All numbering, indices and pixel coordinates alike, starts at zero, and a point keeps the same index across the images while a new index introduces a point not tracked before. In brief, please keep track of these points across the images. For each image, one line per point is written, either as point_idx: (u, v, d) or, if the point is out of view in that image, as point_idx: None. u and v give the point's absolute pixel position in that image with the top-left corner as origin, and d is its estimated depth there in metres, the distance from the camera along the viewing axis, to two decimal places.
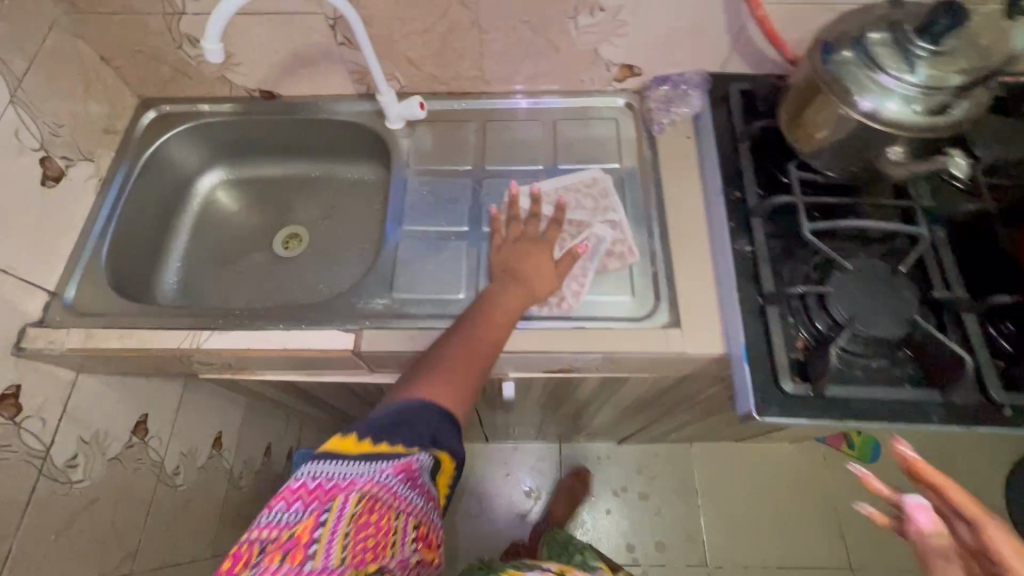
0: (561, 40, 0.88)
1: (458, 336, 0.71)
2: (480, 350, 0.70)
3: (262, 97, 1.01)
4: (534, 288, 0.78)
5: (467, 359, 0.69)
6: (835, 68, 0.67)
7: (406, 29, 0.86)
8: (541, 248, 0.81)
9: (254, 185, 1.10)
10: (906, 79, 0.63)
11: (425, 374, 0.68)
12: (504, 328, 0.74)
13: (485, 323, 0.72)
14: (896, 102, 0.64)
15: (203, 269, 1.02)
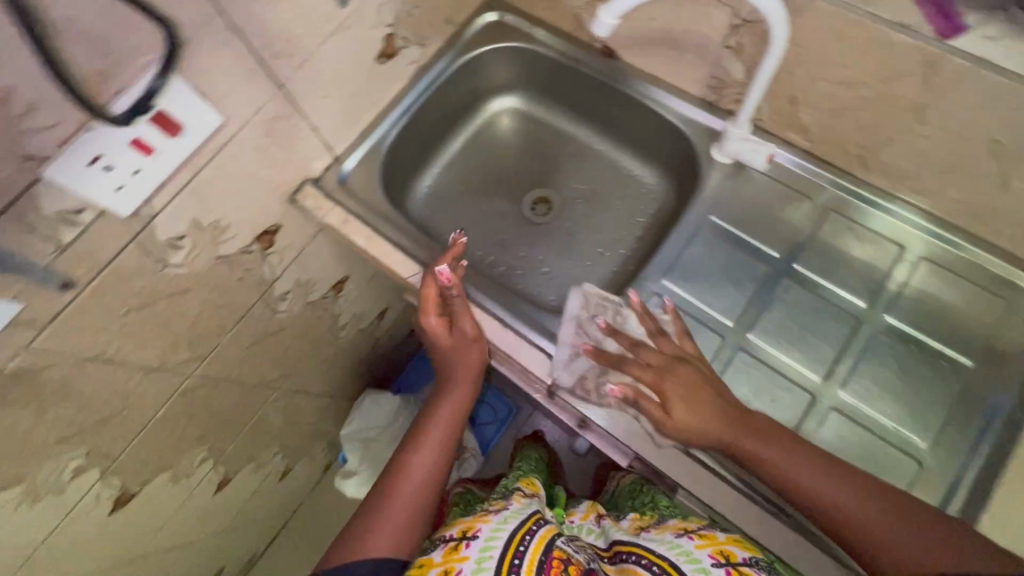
0: (1021, 180, 0.60)
1: (412, 447, 0.69)
2: (429, 466, 0.67)
3: (601, 51, 0.88)
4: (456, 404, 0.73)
5: (417, 483, 0.66)
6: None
7: (821, 68, 0.65)
8: (444, 335, 0.74)
9: (537, 127, 1.02)
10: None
11: (363, 510, 0.64)
12: (438, 431, 0.71)
13: (415, 430, 0.71)
14: None
15: (455, 190, 1.00)
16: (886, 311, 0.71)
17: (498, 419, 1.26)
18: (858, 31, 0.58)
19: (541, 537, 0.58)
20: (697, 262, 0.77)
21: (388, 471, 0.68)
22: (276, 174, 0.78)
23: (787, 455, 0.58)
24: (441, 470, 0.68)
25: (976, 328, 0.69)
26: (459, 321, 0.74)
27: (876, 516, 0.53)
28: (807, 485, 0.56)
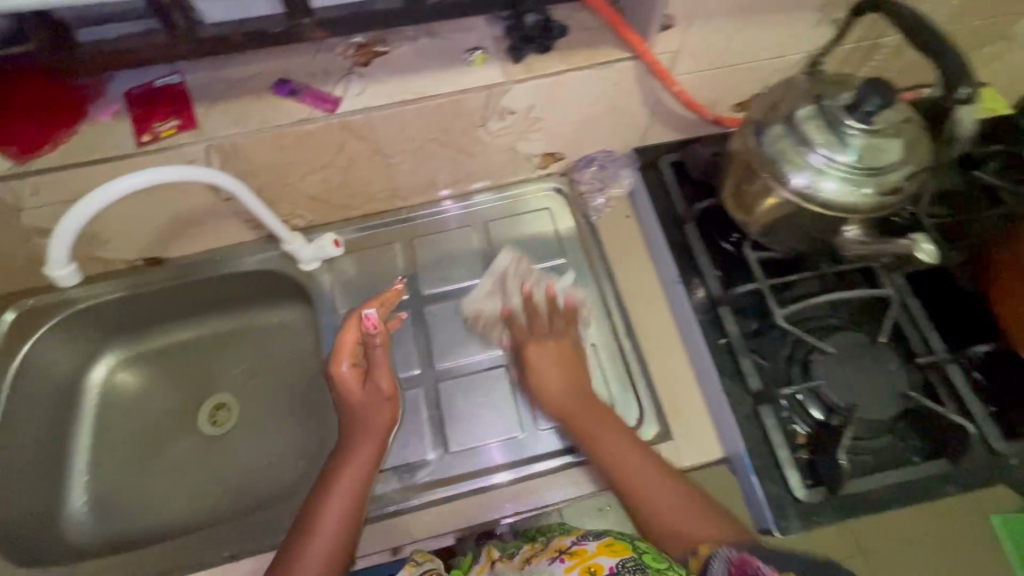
0: (472, 146, 0.80)
1: (331, 486, 0.65)
2: (336, 545, 0.60)
3: (147, 264, 0.86)
4: (358, 467, 0.67)
5: (335, 528, 0.61)
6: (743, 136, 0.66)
7: (298, 170, 0.75)
8: (354, 390, 0.73)
9: (161, 358, 0.95)
10: (845, 162, 0.58)
11: (293, 540, 0.61)
12: (353, 481, 0.65)
13: (325, 480, 0.66)
14: (831, 180, 0.59)
15: (120, 477, 0.86)
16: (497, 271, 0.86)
17: None
18: (285, 137, 0.68)
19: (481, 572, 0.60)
20: None
21: (299, 528, 0.62)
22: None
23: (543, 365, 0.74)
24: (351, 543, 0.62)
25: (549, 237, 0.88)
26: (374, 373, 0.74)
27: (635, 474, 0.63)
28: (627, 471, 0.63)
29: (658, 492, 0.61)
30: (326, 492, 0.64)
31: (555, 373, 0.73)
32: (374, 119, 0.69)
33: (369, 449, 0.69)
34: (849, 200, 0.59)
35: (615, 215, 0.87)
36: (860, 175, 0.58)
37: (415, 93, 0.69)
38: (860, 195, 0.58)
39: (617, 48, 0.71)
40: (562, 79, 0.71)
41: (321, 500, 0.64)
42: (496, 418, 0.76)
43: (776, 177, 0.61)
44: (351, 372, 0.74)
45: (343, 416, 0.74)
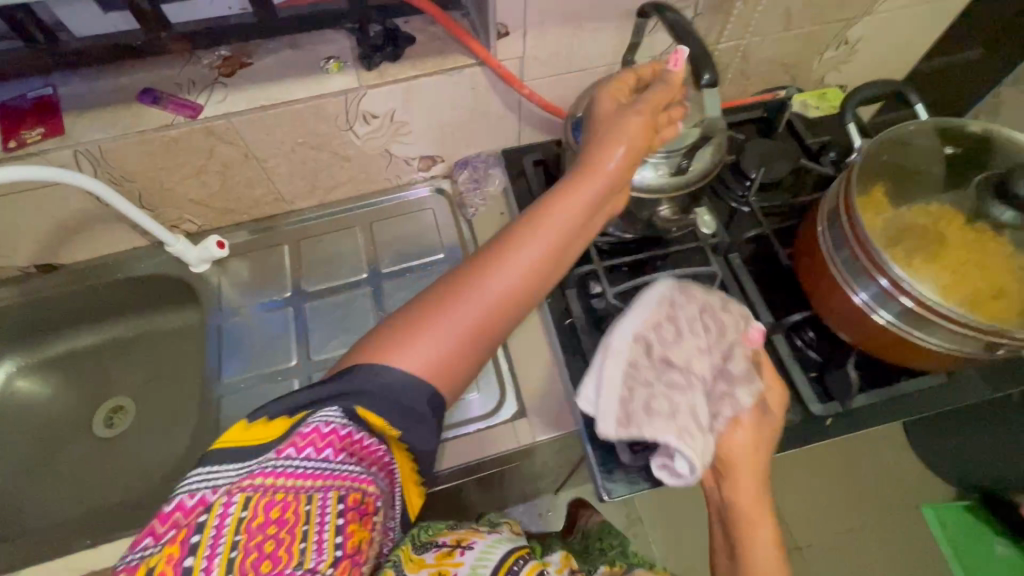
0: (345, 149, 0.85)
1: (522, 228, 0.54)
2: (444, 348, 0.51)
3: (40, 271, 0.89)
4: (540, 255, 0.53)
5: (470, 306, 0.51)
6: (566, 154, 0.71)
7: (172, 174, 0.79)
8: (610, 107, 0.58)
9: (60, 364, 0.97)
10: (659, 151, 0.63)
11: (402, 316, 0.52)
12: (553, 233, 0.54)
13: (543, 204, 0.54)
14: (648, 168, 0.64)
15: (10, 480, 0.88)
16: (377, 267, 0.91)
17: None
18: (150, 143, 0.73)
19: (531, 567, 0.66)
20: (240, 345, 0.86)
21: (422, 297, 0.53)
22: None
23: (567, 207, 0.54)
24: (466, 356, 0.52)
25: (430, 234, 0.94)
26: (611, 141, 0.55)
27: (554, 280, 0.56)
28: (760, 523, 0.61)
29: (749, 504, 0.62)
30: (507, 249, 0.53)
31: (768, 377, 0.66)
32: (236, 124, 0.75)
33: (550, 233, 0.53)
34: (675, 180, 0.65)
35: (489, 211, 0.92)
36: (672, 155, 0.63)
37: (274, 99, 0.75)
38: (677, 175, 0.64)
39: (464, 56, 0.78)
40: (413, 84, 0.77)
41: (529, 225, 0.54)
42: None
43: None
44: (642, 130, 0.56)
45: (597, 147, 0.56)
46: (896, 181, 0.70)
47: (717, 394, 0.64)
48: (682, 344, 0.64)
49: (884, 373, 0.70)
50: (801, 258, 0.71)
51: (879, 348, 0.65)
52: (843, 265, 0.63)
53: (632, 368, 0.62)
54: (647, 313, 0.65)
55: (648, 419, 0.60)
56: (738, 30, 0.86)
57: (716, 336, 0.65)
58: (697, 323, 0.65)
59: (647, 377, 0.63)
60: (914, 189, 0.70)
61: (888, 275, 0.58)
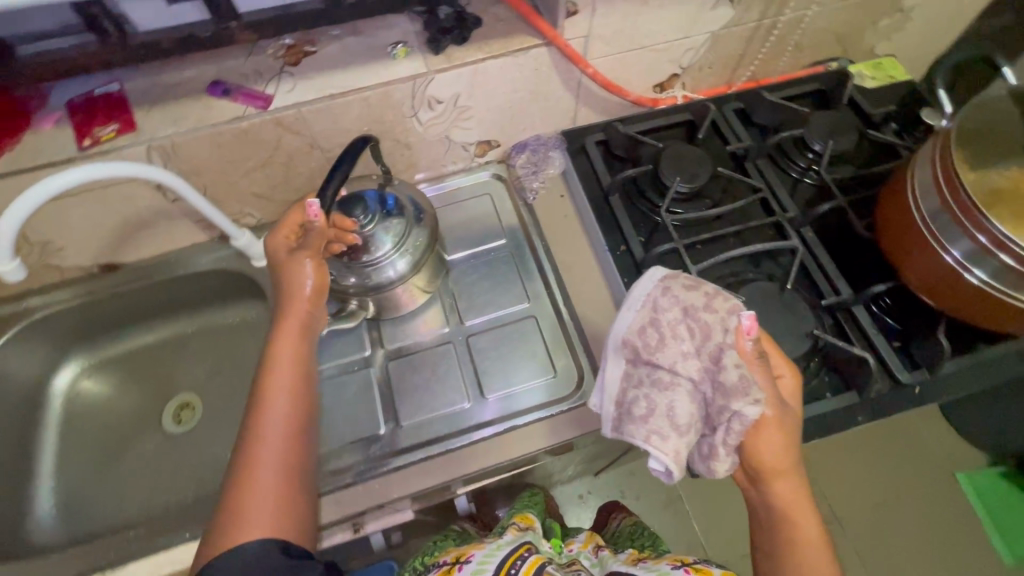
0: (406, 136, 0.85)
1: (273, 381, 0.61)
2: (282, 493, 0.55)
3: (102, 271, 0.88)
4: (289, 390, 0.60)
5: (274, 453, 0.57)
6: (349, 267, 0.75)
7: (239, 167, 0.79)
8: (284, 248, 0.68)
9: (123, 362, 0.97)
10: (392, 247, 0.76)
11: (237, 460, 0.57)
12: (297, 368, 0.63)
13: (273, 348, 0.63)
14: (399, 262, 0.76)
15: (85, 478, 0.89)
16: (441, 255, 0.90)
17: None
18: (222, 136, 0.73)
19: (530, 564, 0.66)
20: None
21: (240, 460, 0.57)
22: None
23: (292, 359, 0.63)
24: (301, 503, 0.56)
25: (489, 220, 0.93)
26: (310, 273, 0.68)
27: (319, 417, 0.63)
28: (800, 513, 0.58)
29: (778, 496, 0.59)
30: (262, 404, 0.59)
31: (760, 378, 0.58)
32: (306, 113, 0.74)
33: (282, 375, 0.61)
34: (422, 256, 0.77)
35: (550, 193, 0.92)
36: (402, 242, 0.76)
37: (343, 87, 0.74)
38: (416, 255, 0.77)
39: (529, 36, 0.77)
40: (479, 67, 0.77)
41: (266, 382, 0.61)
42: (445, 389, 0.80)
43: (381, 289, 0.77)
44: (313, 267, 0.68)
45: (281, 301, 0.67)
46: (986, 141, 0.68)
47: (720, 411, 0.58)
48: (666, 349, 0.61)
49: (966, 339, 0.71)
50: (886, 224, 0.71)
51: (969, 311, 0.65)
52: (938, 226, 0.64)
53: (628, 372, 0.64)
54: (633, 315, 0.64)
55: (630, 422, 0.62)
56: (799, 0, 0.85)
57: (700, 340, 0.60)
58: (679, 326, 0.62)
59: (643, 377, 0.63)
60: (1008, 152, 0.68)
61: (984, 231, 0.59)
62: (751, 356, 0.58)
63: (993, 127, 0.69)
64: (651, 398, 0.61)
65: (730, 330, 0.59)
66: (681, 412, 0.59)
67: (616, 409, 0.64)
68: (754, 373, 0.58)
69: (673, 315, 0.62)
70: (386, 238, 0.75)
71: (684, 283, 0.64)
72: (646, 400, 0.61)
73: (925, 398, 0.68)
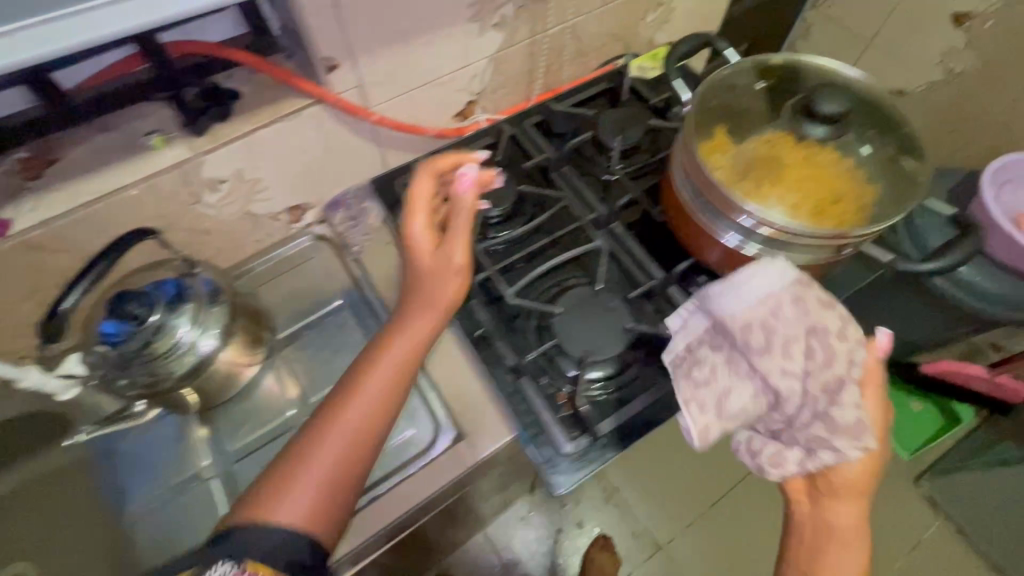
0: (199, 223, 0.79)
1: (370, 375, 0.60)
2: (326, 504, 0.54)
3: None
4: (390, 376, 0.61)
5: (338, 442, 0.56)
6: (143, 364, 0.69)
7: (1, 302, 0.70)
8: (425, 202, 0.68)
9: None
10: (191, 328, 0.71)
11: (302, 438, 0.57)
12: (402, 370, 0.61)
13: (376, 352, 0.63)
14: (205, 337, 0.72)
15: None
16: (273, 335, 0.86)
17: None
18: None
19: None
20: (137, 460, 0.78)
21: (294, 450, 0.56)
22: None
23: (399, 364, 0.61)
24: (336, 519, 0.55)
25: (321, 284, 0.90)
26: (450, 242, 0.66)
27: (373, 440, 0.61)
28: (838, 543, 0.57)
29: (830, 510, 0.59)
30: (346, 395, 0.59)
31: (873, 406, 0.60)
32: (60, 228, 0.67)
33: (424, 309, 0.65)
34: (226, 324, 0.74)
35: (375, 244, 0.90)
36: (200, 318, 0.72)
37: (97, 193, 0.68)
38: (221, 321, 0.73)
39: (296, 97, 0.74)
40: (250, 139, 0.73)
41: (360, 377, 0.60)
42: None
43: (199, 369, 0.72)
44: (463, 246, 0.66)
45: (417, 273, 0.67)
46: (729, 124, 0.75)
47: (813, 440, 0.59)
48: (767, 355, 0.59)
49: None
50: (669, 211, 0.76)
51: None
52: (709, 214, 0.69)
53: (731, 359, 0.63)
54: (769, 288, 0.61)
55: (683, 380, 0.64)
56: (561, 13, 0.89)
57: (818, 363, 0.58)
58: (800, 346, 0.59)
59: (704, 398, 0.62)
60: (749, 128, 0.75)
61: (747, 214, 0.64)
62: (872, 374, 0.61)
63: (730, 109, 0.76)
64: (716, 367, 0.63)
65: (856, 364, 0.58)
66: (743, 397, 0.61)
67: (704, 416, 0.62)
68: (869, 396, 0.60)
69: (798, 331, 0.59)
70: (180, 321, 0.71)
71: (819, 297, 0.60)
72: (710, 366, 0.63)
73: None
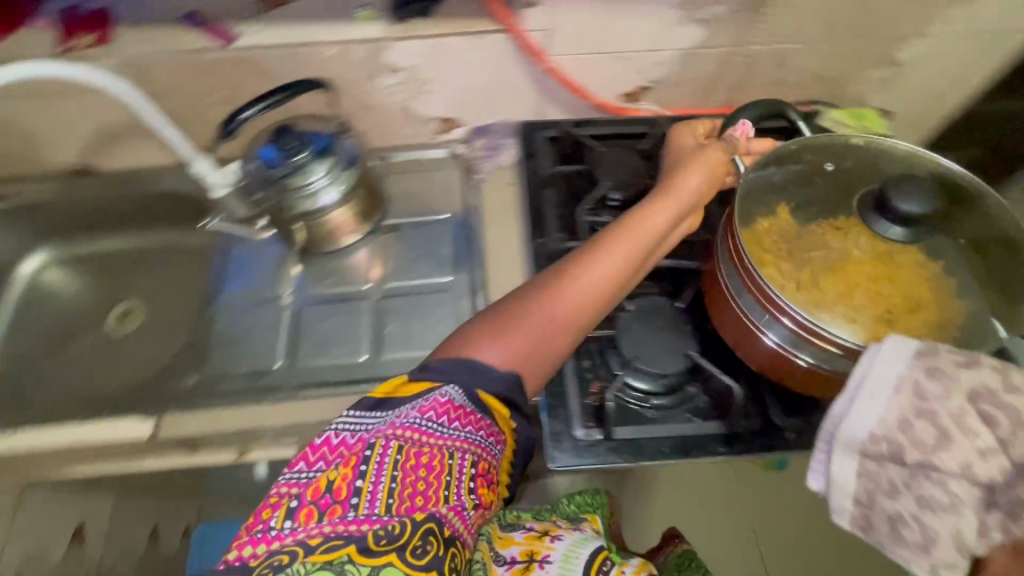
0: (367, 99, 0.88)
1: (593, 261, 0.59)
2: (546, 361, 0.56)
3: (79, 174, 0.96)
4: (617, 265, 0.59)
5: (568, 313, 0.57)
6: (276, 188, 0.81)
7: (203, 100, 0.85)
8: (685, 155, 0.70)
9: (83, 261, 1.05)
10: (323, 178, 0.82)
11: (522, 294, 0.58)
12: (634, 261, 0.61)
13: (612, 238, 0.60)
14: (332, 189, 0.84)
15: (25, 356, 0.97)
16: (382, 218, 0.94)
17: None
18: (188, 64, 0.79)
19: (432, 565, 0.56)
20: (243, 268, 0.92)
21: (517, 301, 0.57)
22: None
23: (596, 253, 0.59)
24: (540, 369, 0.56)
25: (437, 196, 0.96)
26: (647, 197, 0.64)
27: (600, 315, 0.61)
28: None
29: None
30: (559, 281, 0.58)
31: None
32: (267, 56, 0.79)
33: (634, 239, 0.60)
34: (350, 187, 0.85)
35: (497, 180, 0.93)
36: (333, 173, 0.82)
37: (303, 38, 0.79)
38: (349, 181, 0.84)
39: (490, 19, 0.79)
40: (436, 41, 0.79)
41: (603, 249, 0.59)
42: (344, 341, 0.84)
43: (318, 212, 0.85)
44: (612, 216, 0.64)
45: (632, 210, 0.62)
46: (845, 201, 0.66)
47: (1012, 516, 0.39)
48: (940, 449, 0.42)
49: None
50: None
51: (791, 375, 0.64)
52: (744, 304, 0.63)
53: (870, 468, 0.46)
54: (889, 402, 0.45)
55: (895, 536, 0.45)
56: (774, 30, 0.84)
57: (949, 430, 0.42)
58: (960, 420, 0.42)
59: (893, 482, 0.45)
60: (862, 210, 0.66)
61: (789, 317, 0.59)
62: None
63: (848, 182, 0.67)
64: (919, 474, 0.43)
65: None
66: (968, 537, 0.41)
67: (858, 506, 0.47)
68: None
69: (953, 403, 0.42)
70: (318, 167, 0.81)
71: (954, 358, 0.44)
72: (924, 477, 0.43)
73: (798, 443, 0.67)
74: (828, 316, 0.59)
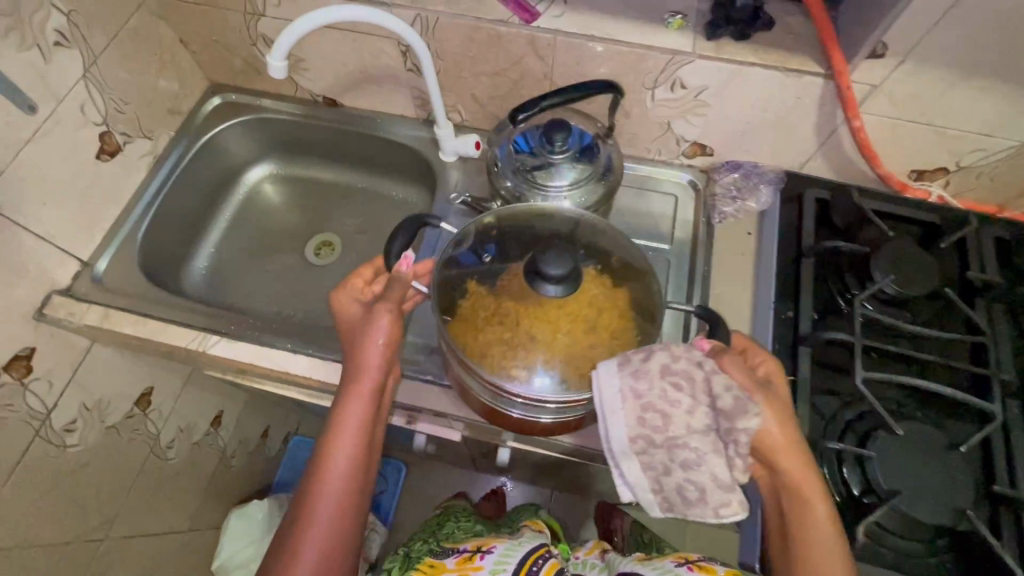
0: (634, 106, 0.82)
1: (336, 432, 0.62)
2: (329, 546, 0.58)
3: (324, 103, 0.99)
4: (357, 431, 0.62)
5: (325, 523, 0.59)
6: (522, 179, 0.76)
7: (474, 69, 0.83)
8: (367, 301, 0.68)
9: (298, 183, 1.10)
10: (569, 186, 0.75)
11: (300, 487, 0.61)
12: (361, 437, 0.63)
13: (358, 415, 0.63)
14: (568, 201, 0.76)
15: (234, 259, 1.04)
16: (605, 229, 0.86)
17: (390, 483, 1.41)
18: (479, 33, 0.77)
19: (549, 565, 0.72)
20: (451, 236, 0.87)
21: (300, 500, 0.60)
22: (11, 291, 0.73)
23: (359, 416, 0.63)
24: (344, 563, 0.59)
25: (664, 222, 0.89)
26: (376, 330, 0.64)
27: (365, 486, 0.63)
28: None
29: None
30: (324, 465, 0.61)
31: None
32: (560, 43, 0.75)
33: (359, 405, 0.63)
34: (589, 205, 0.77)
35: (738, 225, 0.84)
36: (579, 184, 0.75)
37: (605, 34, 0.74)
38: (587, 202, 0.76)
39: (813, 61, 0.71)
40: (743, 69, 0.72)
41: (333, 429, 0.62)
42: None
43: None
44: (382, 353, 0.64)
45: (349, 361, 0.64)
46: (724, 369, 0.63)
47: (728, 444, 0.53)
48: (672, 425, 0.53)
49: None
50: None
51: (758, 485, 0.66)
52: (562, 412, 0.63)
53: (645, 462, 0.54)
54: (626, 416, 0.53)
55: (689, 506, 0.54)
56: None
57: (678, 398, 0.53)
58: (653, 407, 0.53)
59: (663, 464, 0.54)
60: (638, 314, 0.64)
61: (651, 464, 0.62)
62: None
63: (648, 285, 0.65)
64: (688, 462, 0.53)
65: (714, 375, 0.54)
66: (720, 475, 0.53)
67: (656, 493, 0.55)
68: None
69: (652, 394, 0.53)
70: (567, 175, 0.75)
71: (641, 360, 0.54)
72: (684, 461, 0.53)
73: None
74: (512, 364, 0.59)
